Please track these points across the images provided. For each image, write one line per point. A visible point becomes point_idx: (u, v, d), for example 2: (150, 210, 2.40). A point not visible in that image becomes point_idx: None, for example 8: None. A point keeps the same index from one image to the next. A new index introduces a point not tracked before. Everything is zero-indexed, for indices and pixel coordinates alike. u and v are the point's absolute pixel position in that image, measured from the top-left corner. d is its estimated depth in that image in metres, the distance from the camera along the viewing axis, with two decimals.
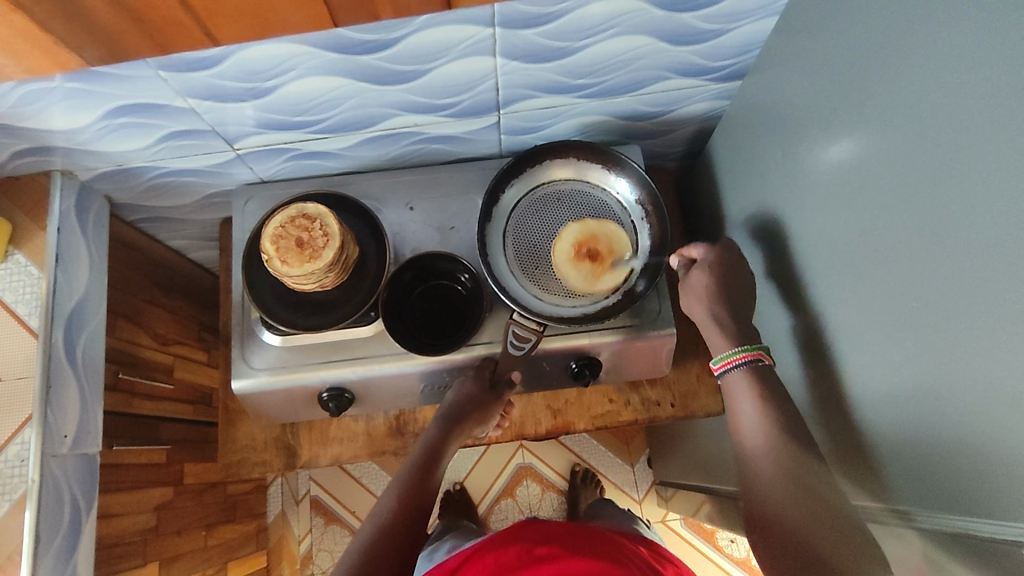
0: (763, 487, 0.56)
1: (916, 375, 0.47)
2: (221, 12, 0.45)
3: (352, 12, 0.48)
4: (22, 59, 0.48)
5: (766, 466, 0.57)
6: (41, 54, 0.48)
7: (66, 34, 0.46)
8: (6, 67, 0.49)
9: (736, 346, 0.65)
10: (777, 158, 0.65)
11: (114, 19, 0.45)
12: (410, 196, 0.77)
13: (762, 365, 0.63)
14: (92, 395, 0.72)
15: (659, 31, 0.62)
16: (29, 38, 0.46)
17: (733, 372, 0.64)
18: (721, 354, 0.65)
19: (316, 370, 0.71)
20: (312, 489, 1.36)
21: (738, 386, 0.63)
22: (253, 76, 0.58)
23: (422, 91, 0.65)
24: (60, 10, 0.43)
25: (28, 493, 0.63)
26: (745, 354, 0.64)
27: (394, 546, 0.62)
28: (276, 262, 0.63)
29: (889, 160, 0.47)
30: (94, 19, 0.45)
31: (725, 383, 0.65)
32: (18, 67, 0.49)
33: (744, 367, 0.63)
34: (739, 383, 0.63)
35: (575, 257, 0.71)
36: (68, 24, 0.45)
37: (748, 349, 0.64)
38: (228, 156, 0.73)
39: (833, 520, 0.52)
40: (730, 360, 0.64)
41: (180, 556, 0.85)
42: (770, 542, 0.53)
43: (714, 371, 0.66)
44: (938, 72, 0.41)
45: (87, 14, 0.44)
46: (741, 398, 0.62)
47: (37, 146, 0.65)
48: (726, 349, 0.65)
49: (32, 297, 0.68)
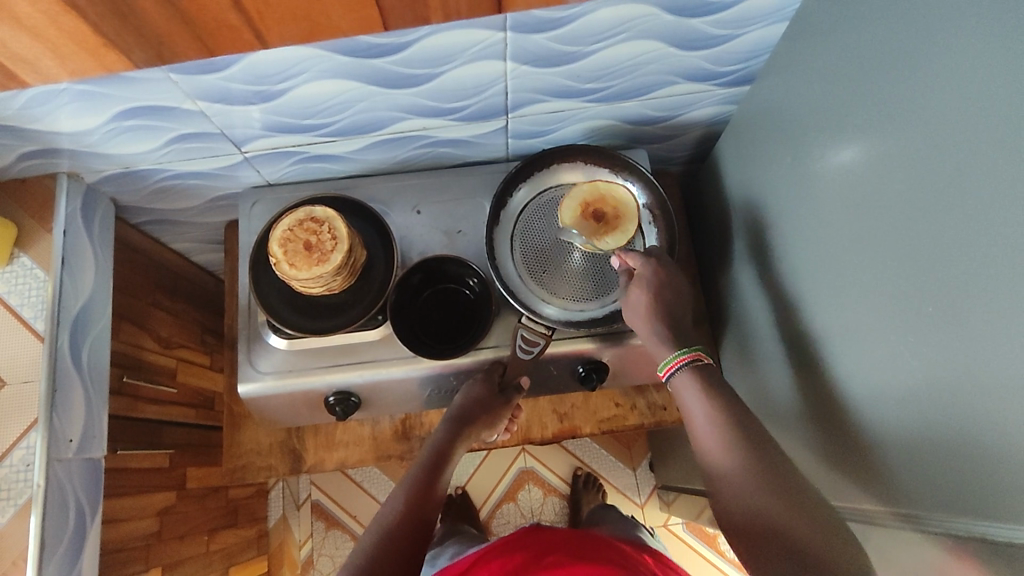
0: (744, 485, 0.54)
1: (927, 380, 0.46)
2: (272, 16, 0.46)
3: (402, 16, 0.48)
4: (67, 62, 0.48)
5: (751, 458, 0.55)
6: (88, 56, 0.48)
7: (116, 37, 0.46)
8: (50, 70, 0.49)
9: (676, 350, 0.65)
10: (782, 163, 0.65)
11: (163, 22, 0.45)
12: (417, 200, 0.77)
13: (706, 364, 0.63)
14: (98, 400, 0.72)
15: (669, 36, 0.62)
16: (79, 40, 0.46)
17: (680, 373, 0.63)
18: (665, 359, 0.65)
19: (323, 373, 0.71)
20: (312, 493, 1.35)
21: (688, 385, 0.62)
22: (262, 79, 0.58)
23: (430, 95, 0.65)
24: (113, 13, 0.43)
25: (33, 498, 0.62)
26: (687, 354, 0.64)
27: (399, 554, 0.60)
28: (284, 265, 0.63)
29: (899, 164, 0.47)
30: (144, 21, 0.45)
31: (674, 386, 0.64)
32: (63, 70, 0.49)
33: (689, 367, 0.63)
34: (688, 380, 0.62)
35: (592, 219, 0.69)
36: (118, 27, 0.45)
37: (690, 350, 0.64)
38: (235, 159, 0.72)
39: (826, 520, 0.51)
40: (675, 362, 0.64)
41: (181, 562, 0.84)
42: (756, 541, 0.52)
43: (662, 376, 0.66)
44: (951, 75, 0.41)
45: (136, 17, 0.44)
46: (691, 389, 0.62)
47: (44, 148, 0.65)
48: (669, 353, 0.65)
49: (38, 300, 0.68)
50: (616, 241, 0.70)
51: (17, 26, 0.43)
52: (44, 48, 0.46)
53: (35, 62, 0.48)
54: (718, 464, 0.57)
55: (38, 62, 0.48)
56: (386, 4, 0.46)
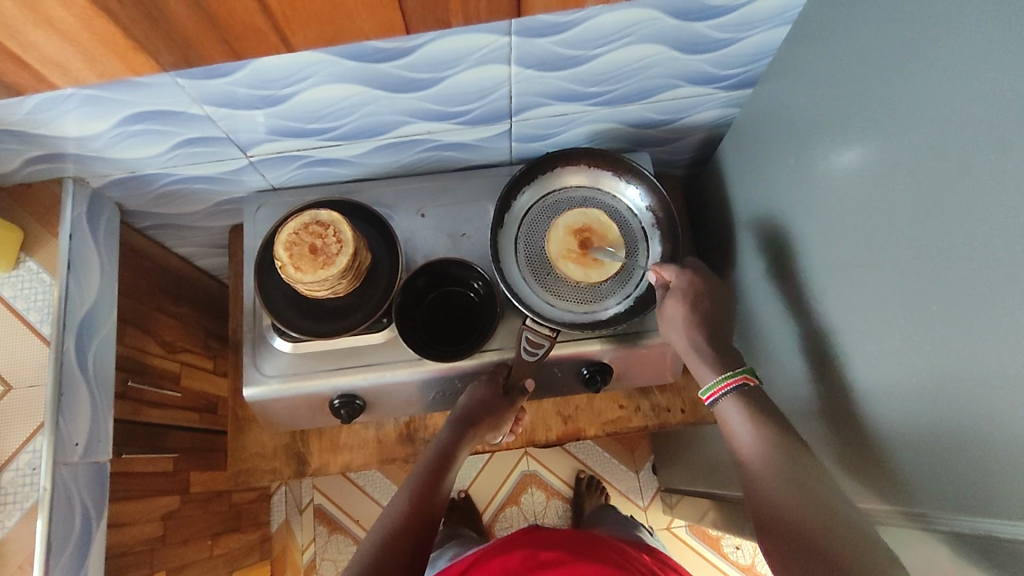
0: (766, 487, 0.55)
1: (933, 379, 0.46)
2: (295, 18, 0.46)
3: (422, 20, 0.49)
4: (96, 64, 0.49)
5: (772, 458, 0.57)
6: (98, 60, 0.48)
7: (145, 39, 0.46)
8: (80, 72, 0.50)
9: (723, 374, 0.64)
10: (785, 165, 0.65)
11: (191, 26, 0.45)
12: (421, 203, 0.78)
13: (752, 388, 0.63)
14: (103, 404, 0.72)
15: (672, 40, 0.62)
16: (109, 43, 0.46)
17: (724, 398, 0.63)
18: (707, 385, 0.65)
19: (328, 376, 0.71)
20: (315, 497, 1.35)
21: (734, 414, 0.61)
22: (268, 84, 0.58)
23: (435, 99, 0.65)
24: (143, 16, 0.44)
25: (40, 501, 0.62)
26: (733, 378, 0.63)
27: (401, 553, 0.60)
28: (289, 268, 0.63)
29: (902, 166, 0.47)
30: (154, 26, 0.45)
31: (718, 411, 0.64)
32: (92, 72, 0.50)
33: (734, 393, 0.62)
34: (733, 406, 0.62)
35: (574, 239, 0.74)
36: (147, 29, 0.45)
37: (736, 374, 0.63)
38: (240, 163, 0.73)
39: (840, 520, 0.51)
40: (720, 388, 0.63)
41: (185, 566, 0.84)
42: (778, 542, 0.53)
43: (705, 401, 0.65)
44: (954, 76, 0.42)
45: (162, 20, 0.44)
46: (736, 414, 0.61)
47: (50, 152, 0.65)
48: (714, 378, 0.64)
49: (45, 304, 0.68)
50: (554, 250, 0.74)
51: (51, 28, 0.43)
52: (54, 52, 0.47)
53: (57, 66, 0.48)
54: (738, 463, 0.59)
55: (71, 67, 0.49)
56: (409, 7, 0.47)
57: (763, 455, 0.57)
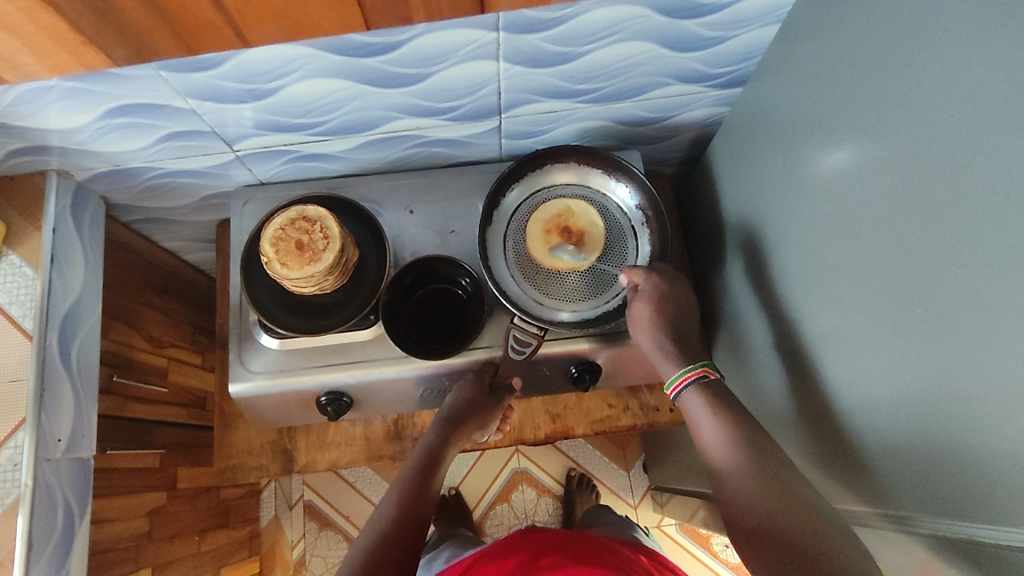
0: (745, 495, 0.54)
1: (917, 382, 0.46)
2: (254, 14, 0.45)
3: (383, 16, 0.48)
4: (46, 59, 0.48)
5: (751, 463, 0.56)
6: (76, 51, 0.48)
7: (96, 34, 0.45)
8: (30, 67, 0.49)
9: (682, 367, 0.66)
10: (774, 166, 0.65)
11: (150, 19, 0.45)
12: (409, 200, 0.77)
13: (712, 381, 0.64)
14: (86, 398, 0.71)
15: (663, 37, 0.62)
16: (58, 37, 0.45)
17: (687, 390, 0.64)
18: (672, 377, 0.66)
19: (313, 373, 0.70)
20: (305, 493, 1.34)
21: (696, 404, 0.62)
22: (254, 78, 0.58)
23: (424, 94, 0.65)
24: (100, 9, 0.43)
25: (21, 497, 0.62)
26: (693, 371, 0.65)
27: (394, 554, 0.60)
28: (275, 264, 0.63)
29: (889, 168, 0.47)
30: (123, 19, 0.44)
31: (682, 404, 0.65)
32: (51, 66, 0.49)
33: (698, 387, 0.63)
34: (697, 401, 0.62)
35: (573, 228, 0.73)
36: (97, 23, 0.45)
37: (696, 366, 0.65)
38: (227, 157, 0.72)
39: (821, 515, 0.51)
40: (683, 379, 0.64)
41: (172, 562, 0.84)
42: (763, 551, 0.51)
43: (669, 393, 0.66)
44: (941, 78, 0.41)
45: (139, 12, 0.44)
46: (704, 416, 0.61)
47: (32, 145, 0.64)
48: (675, 372, 0.66)
49: (27, 298, 0.67)
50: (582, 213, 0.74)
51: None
52: (31, 43, 0.46)
53: (34, 53, 0.48)
54: (717, 463, 0.58)
55: (39, 56, 0.48)
56: (368, 2, 0.46)
57: (740, 462, 0.56)
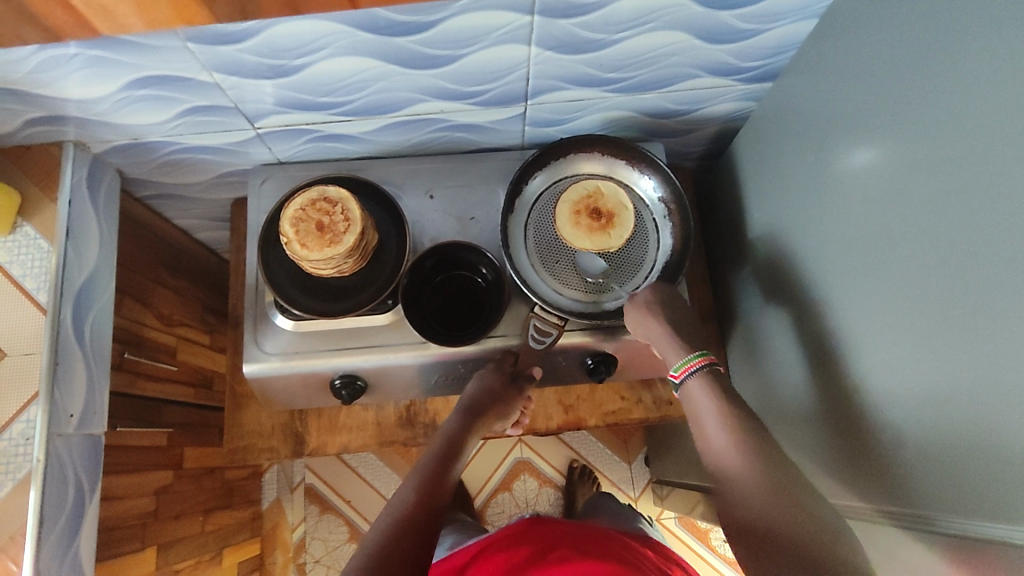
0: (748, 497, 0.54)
1: (945, 382, 0.45)
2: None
3: None
4: None
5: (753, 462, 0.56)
6: None
7: None
8: None
9: (686, 355, 0.66)
10: (801, 163, 0.65)
11: None
12: (430, 184, 0.76)
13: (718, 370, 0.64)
14: (99, 375, 0.70)
15: (696, 27, 0.61)
16: None
17: (691, 377, 0.64)
18: (678, 362, 0.66)
19: (329, 357, 0.70)
20: (307, 477, 1.34)
21: (701, 395, 0.62)
22: (280, 53, 0.57)
23: (452, 77, 0.64)
24: None
25: (33, 472, 0.61)
26: (698, 359, 0.65)
27: (410, 540, 0.59)
28: (295, 245, 0.62)
29: (925, 161, 0.45)
30: None
31: (685, 391, 0.65)
32: None
33: (703, 376, 0.63)
34: (701, 392, 0.62)
35: (604, 211, 0.70)
36: None
37: (701, 354, 0.65)
38: (247, 134, 0.71)
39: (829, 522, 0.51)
40: (689, 366, 0.65)
41: (177, 541, 0.83)
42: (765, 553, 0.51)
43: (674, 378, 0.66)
44: (984, 77, 0.41)
45: None
46: (707, 409, 0.61)
47: (50, 114, 0.63)
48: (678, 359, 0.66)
49: (41, 271, 0.66)
50: (619, 202, 0.71)
51: None
52: None
53: None
54: (720, 461, 0.58)
55: None
56: None
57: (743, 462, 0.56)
